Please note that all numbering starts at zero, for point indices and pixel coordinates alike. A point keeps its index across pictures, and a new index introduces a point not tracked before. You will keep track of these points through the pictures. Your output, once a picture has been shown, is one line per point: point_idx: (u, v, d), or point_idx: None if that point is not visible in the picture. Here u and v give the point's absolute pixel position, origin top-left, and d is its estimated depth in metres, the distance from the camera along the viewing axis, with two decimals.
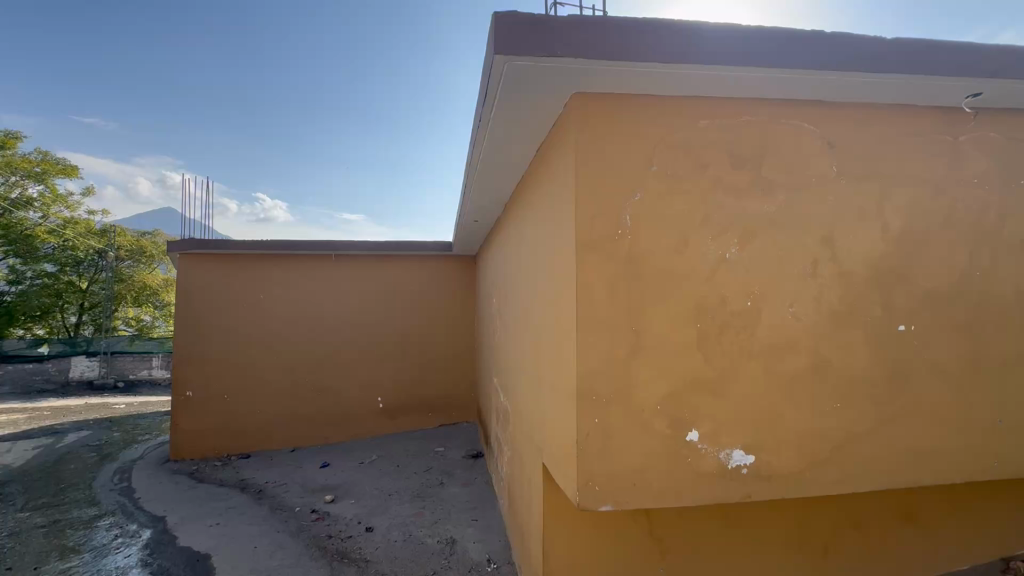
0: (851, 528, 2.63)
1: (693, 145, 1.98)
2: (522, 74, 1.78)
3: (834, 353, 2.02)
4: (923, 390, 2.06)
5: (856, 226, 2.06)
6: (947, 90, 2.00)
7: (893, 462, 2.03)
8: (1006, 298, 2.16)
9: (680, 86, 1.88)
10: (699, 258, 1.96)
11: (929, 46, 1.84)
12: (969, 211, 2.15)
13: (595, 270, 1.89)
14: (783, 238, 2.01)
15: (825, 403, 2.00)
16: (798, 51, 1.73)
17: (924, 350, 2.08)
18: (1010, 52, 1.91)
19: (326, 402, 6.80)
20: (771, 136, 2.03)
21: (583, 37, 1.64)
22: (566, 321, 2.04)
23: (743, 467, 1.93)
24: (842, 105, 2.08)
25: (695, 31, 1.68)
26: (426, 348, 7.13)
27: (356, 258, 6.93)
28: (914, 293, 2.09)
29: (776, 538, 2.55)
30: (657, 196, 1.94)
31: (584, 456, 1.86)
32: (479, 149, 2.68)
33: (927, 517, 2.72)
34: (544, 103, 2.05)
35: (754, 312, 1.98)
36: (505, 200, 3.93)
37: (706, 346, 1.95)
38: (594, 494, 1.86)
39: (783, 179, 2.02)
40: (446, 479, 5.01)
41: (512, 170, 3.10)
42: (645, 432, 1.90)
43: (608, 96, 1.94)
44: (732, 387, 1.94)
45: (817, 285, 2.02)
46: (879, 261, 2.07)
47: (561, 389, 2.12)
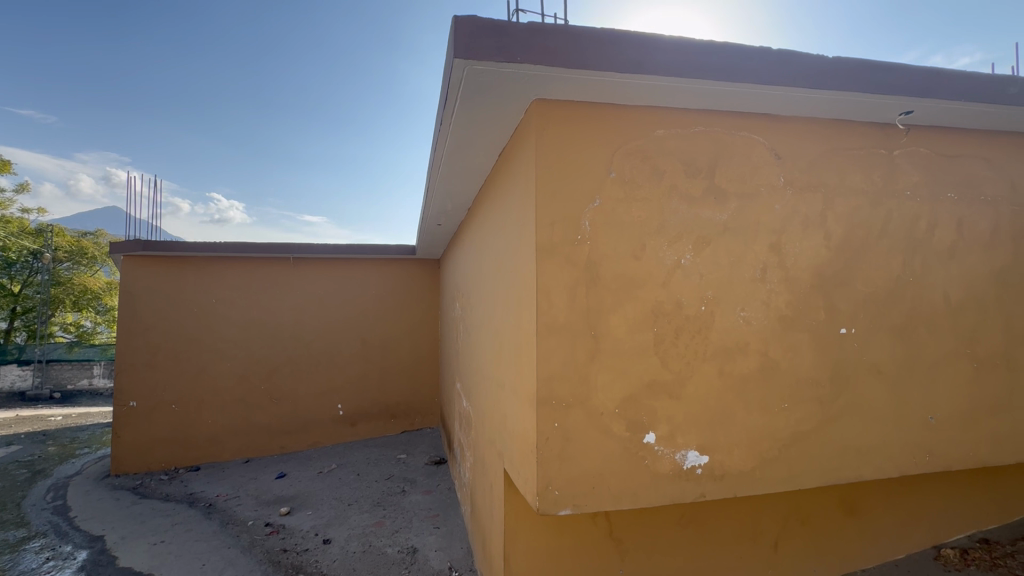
0: (799, 523, 2.75)
1: (651, 153, 2.03)
2: (482, 78, 1.78)
3: (782, 355, 2.10)
4: (862, 389, 2.18)
5: (802, 234, 2.16)
6: (883, 107, 2.13)
7: (836, 458, 2.13)
8: (935, 302, 2.31)
9: (637, 96, 1.93)
10: (656, 263, 2.00)
11: (868, 66, 1.95)
12: (903, 221, 2.29)
13: (555, 275, 1.91)
14: (735, 245, 2.08)
15: (774, 404, 2.08)
16: (747, 65, 1.80)
17: (865, 352, 2.20)
18: (938, 75, 2.05)
19: (282, 410, 6.56)
20: (724, 146, 2.10)
21: (543, 44, 1.65)
22: (526, 326, 2.04)
23: (698, 467, 1.98)
24: (789, 118, 2.18)
25: (653, 43, 1.73)
26: (388, 353, 7.01)
27: (316, 261, 6.74)
28: (854, 298, 2.21)
29: (730, 535, 2.63)
30: (616, 203, 1.98)
31: (544, 460, 1.86)
32: (441, 153, 2.65)
33: (867, 510, 2.87)
34: (505, 108, 2.05)
35: (708, 316, 2.04)
36: (468, 204, 3.91)
37: (662, 349, 1.99)
38: (554, 498, 1.86)
39: (734, 188, 2.10)
40: (408, 487, 4.92)
41: (475, 175, 3.09)
42: (604, 436, 1.92)
43: (569, 103, 1.96)
44: (687, 390, 1.99)
45: (766, 290, 2.11)
46: (823, 268, 2.18)
47: (521, 394, 2.12)
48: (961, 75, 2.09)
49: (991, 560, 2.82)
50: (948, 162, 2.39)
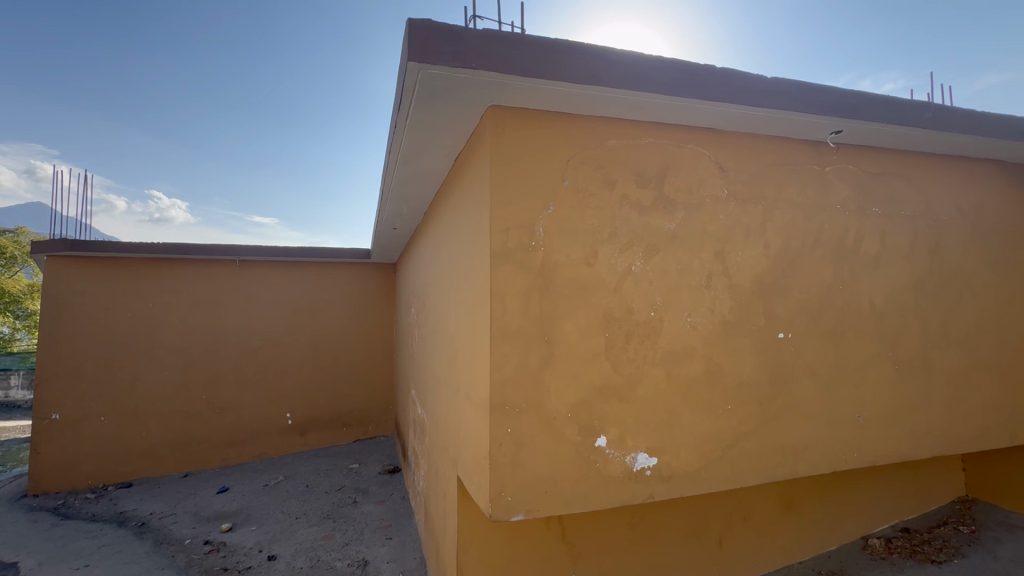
0: (741, 520, 2.88)
1: (603, 162, 2.08)
2: (437, 82, 1.77)
3: (725, 359, 2.20)
4: (798, 390, 2.31)
5: (743, 243, 2.27)
6: (816, 126, 2.28)
7: (775, 456, 2.25)
8: (862, 308, 2.48)
9: (591, 106, 1.98)
10: (608, 270, 2.05)
11: (802, 86, 2.09)
12: (833, 233, 2.46)
13: (509, 280, 1.91)
14: (682, 253, 2.16)
15: (718, 406, 2.16)
16: (693, 81, 1.89)
17: (800, 356, 2.33)
18: (864, 98, 2.22)
19: (225, 420, 6.22)
20: (672, 158, 2.18)
21: (498, 52, 1.67)
22: (480, 332, 2.04)
23: (647, 469, 2.03)
24: (732, 134, 2.30)
25: (605, 56, 1.77)
26: (340, 360, 6.82)
27: (264, 264, 6.47)
28: (791, 304, 2.34)
29: (678, 535, 2.72)
30: (569, 210, 2.02)
31: (497, 466, 1.85)
32: (396, 156, 2.62)
33: (804, 505, 3.04)
34: (460, 113, 2.05)
35: (657, 322, 2.11)
36: (424, 209, 3.87)
37: (614, 354, 2.03)
38: (507, 504, 1.86)
39: (682, 199, 2.18)
40: (359, 497, 4.77)
41: (431, 179, 3.07)
42: (557, 441, 1.94)
43: (524, 111, 1.98)
44: (637, 394, 2.04)
45: (711, 296, 2.20)
46: (763, 275, 2.30)
47: (475, 400, 2.11)
48: (884, 99, 2.26)
49: (911, 547, 3.05)
50: (874, 179, 2.58)
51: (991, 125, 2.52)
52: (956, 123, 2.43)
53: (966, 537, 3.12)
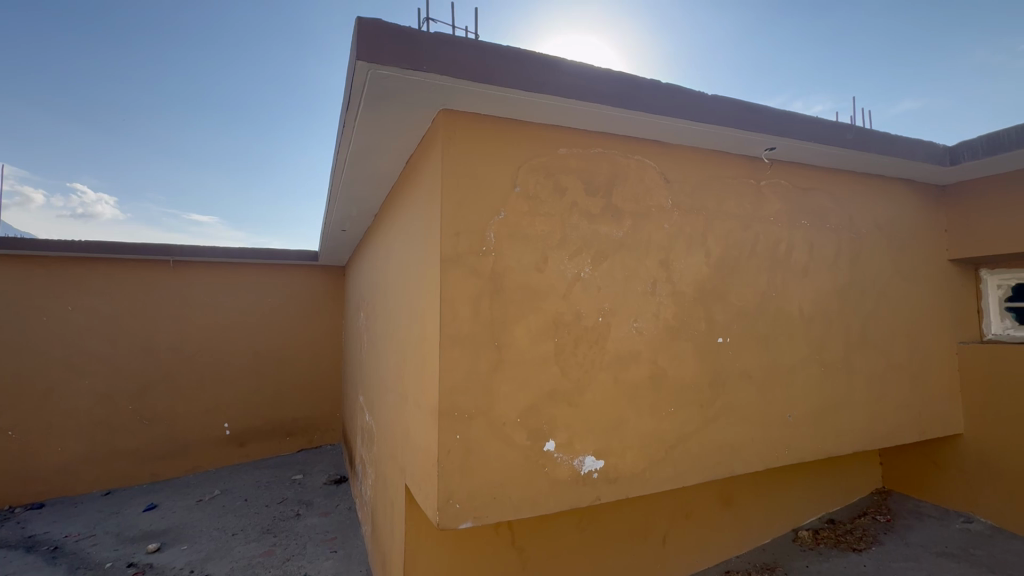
0: (683, 518, 2.99)
1: (554, 170, 2.11)
2: (388, 83, 1.74)
3: (669, 363, 2.28)
4: (736, 393, 2.43)
5: (686, 252, 2.37)
6: (753, 142, 2.42)
7: (714, 456, 2.35)
8: (793, 314, 2.65)
9: (542, 114, 2.01)
10: (557, 276, 2.08)
11: (740, 105, 2.21)
12: (768, 244, 2.61)
13: (460, 285, 1.90)
14: (629, 260, 2.23)
15: (661, 408, 2.24)
16: (640, 95, 1.96)
17: (738, 359, 2.46)
18: (794, 118, 2.38)
19: (155, 432, 5.79)
20: (620, 168, 2.25)
21: (449, 55, 1.66)
22: (430, 338, 2.01)
23: (594, 471, 2.07)
24: (677, 147, 2.40)
25: (556, 66, 1.81)
26: (284, 366, 6.54)
27: (202, 265, 6.10)
28: (729, 310, 2.46)
29: (624, 536, 2.78)
30: (520, 216, 2.03)
31: (445, 473, 1.83)
32: (344, 156, 2.54)
33: (741, 501, 3.20)
34: (411, 115, 2.02)
35: (605, 327, 2.16)
36: (375, 211, 3.78)
37: (563, 359, 2.06)
38: (455, 511, 1.83)
39: (629, 207, 2.25)
40: (303, 510, 4.57)
41: (382, 181, 3.00)
42: (506, 446, 1.94)
43: (476, 116, 1.98)
44: (585, 398, 2.08)
45: (656, 303, 2.28)
46: (704, 282, 2.41)
47: (423, 407, 2.08)
48: (812, 120, 2.44)
49: (835, 537, 3.27)
50: (804, 194, 2.77)
51: (903, 148, 2.77)
52: (874, 145, 2.65)
53: (883, 525, 3.38)
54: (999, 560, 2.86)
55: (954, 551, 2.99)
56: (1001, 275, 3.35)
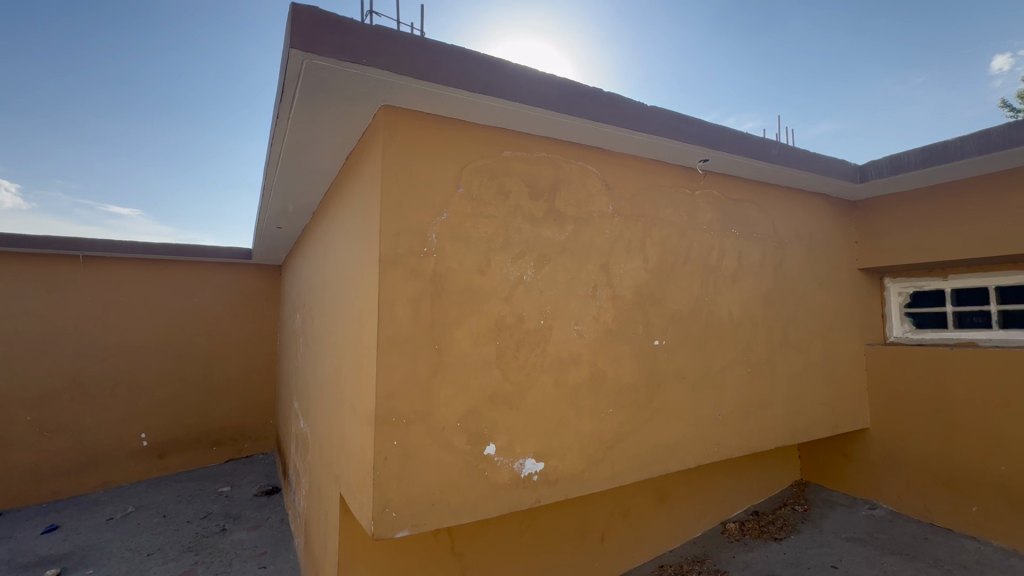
0: (621, 516, 3.07)
1: (497, 173, 2.11)
2: (325, 76, 1.67)
3: (608, 365, 2.33)
4: (670, 393, 2.53)
5: (626, 257, 2.44)
6: (688, 154, 2.53)
7: (650, 455, 2.43)
8: (723, 318, 2.79)
9: (486, 116, 2.01)
10: (499, 279, 2.07)
11: (675, 117, 2.32)
12: (701, 251, 2.74)
13: (399, 287, 1.85)
14: (571, 264, 2.26)
15: (601, 410, 2.29)
16: (582, 102, 2.00)
17: (672, 361, 2.55)
18: (725, 132, 2.52)
19: (57, 445, 5.20)
20: (563, 173, 2.28)
21: (390, 50, 1.62)
22: (367, 342, 1.94)
23: (533, 474, 2.07)
24: (617, 154, 2.47)
25: (499, 69, 1.82)
26: (211, 371, 6.12)
27: (117, 261, 5.58)
28: (665, 314, 2.56)
29: (565, 537, 2.82)
30: (462, 218, 2.01)
31: (381, 481, 1.77)
32: (278, 150, 2.41)
33: (675, 497, 3.33)
34: (350, 111, 1.95)
35: (546, 329, 2.17)
36: (312, 209, 3.62)
37: (504, 362, 2.05)
38: (392, 521, 1.78)
39: (571, 213, 2.28)
40: (230, 524, 4.28)
41: (320, 178, 2.88)
42: (445, 450, 1.90)
43: (418, 115, 1.94)
44: (526, 400, 2.08)
45: (596, 306, 2.32)
46: (643, 287, 2.49)
47: (359, 414, 2.00)
48: (740, 135, 2.60)
49: (759, 528, 3.48)
50: (733, 204, 2.93)
51: (820, 165, 3.00)
52: (795, 160, 2.86)
53: (800, 514, 3.64)
54: (898, 542, 3.15)
55: (861, 536, 3.26)
56: (902, 283, 3.68)
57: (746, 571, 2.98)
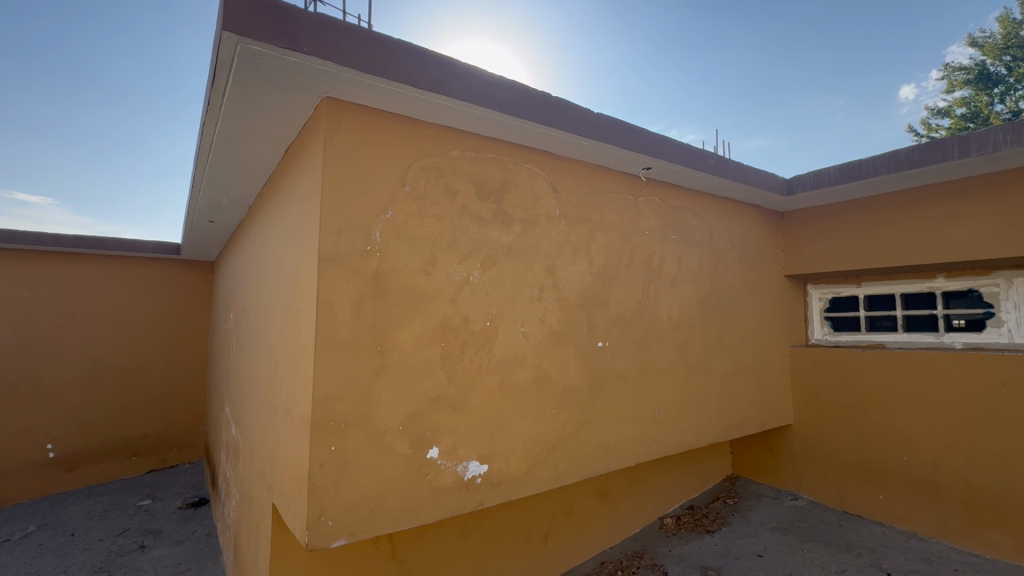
0: (565, 516, 3.12)
1: (444, 172, 2.08)
2: (261, 62, 1.58)
3: (553, 367, 2.36)
4: (613, 394, 2.59)
5: (572, 259, 2.48)
6: (631, 161, 2.61)
7: (592, 454, 2.48)
8: (663, 320, 2.90)
9: (433, 114, 1.98)
10: (444, 279, 2.04)
11: (619, 125, 2.39)
12: (643, 256, 2.84)
13: (340, 286, 1.79)
14: (517, 265, 2.27)
15: (545, 411, 2.31)
16: (530, 105, 2.02)
17: (615, 362, 2.62)
18: (666, 142, 2.63)
19: None
20: (510, 175, 2.29)
21: (332, 40, 1.57)
22: (304, 344, 1.86)
23: (477, 476, 2.06)
24: (565, 159, 2.51)
25: (447, 66, 1.80)
26: (131, 375, 5.64)
27: (21, 254, 5.03)
28: (609, 316, 2.62)
29: (509, 539, 2.83)
30: (408, 217, 1.97)
31: (317, 488, 1.69)
32: (210, 139, 2.26)
33: (616, 495, 3.43)
34: (289, 100, 1.86)
35: (492, 331, 2.16)
36: (249, 203, 3.43)
37: (448, 363, 2.03)
38: (327, 530, 1.71)
39: (519, 214, 2.29)
40: (149, 541, 3.95)
41: (257, 170, 2.73)
42: (386, 455, 1.85)
43: (362, 109, 1.89)
44: (471, 402, 2.06)
45: (542, 308, 2.35)
46: (587, 290, 2.54)
47: (295, 418, 1.91)
48: (680, 145, 2.71)
49: (694, 522, 3.64)
50: (673, 211, 3.06)
51: (752, 178, 3.19)
52: (730, 171, 3.02)
53: (731, 507, 3.84)
54: (817, 530, 3.39)
55: (784, 525, 3.49)
56: (822, 289, 3.99)
57: (681, 563, 3.11)
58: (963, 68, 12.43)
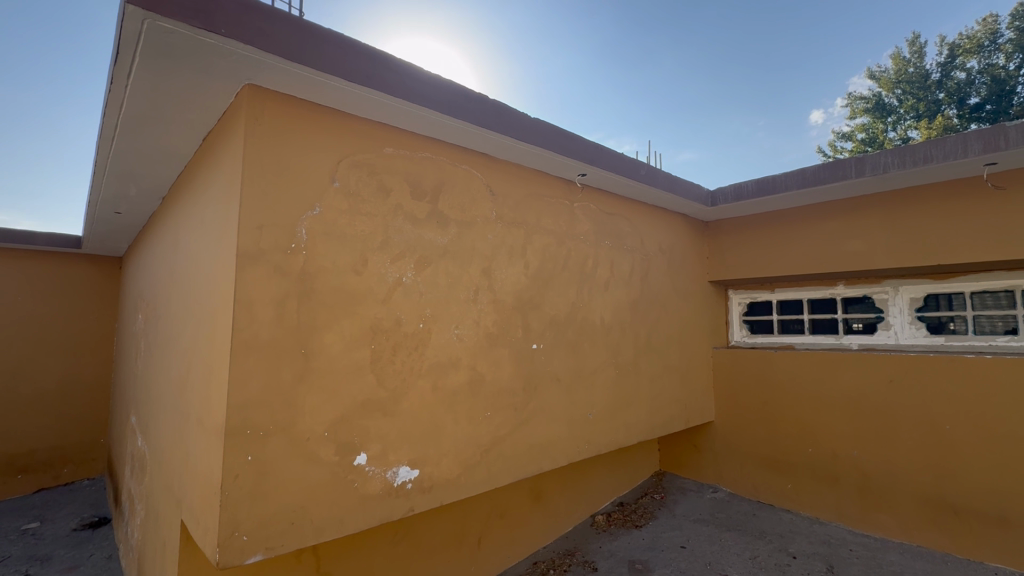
0: (499, 518, 3.12)
1: (378, 169, 2.02)
2: (173, 41, 1.46)
3: (487, 369, 2.36)
4: (546, 395, 2.63)
5: (507, 262, 2.49)
6: (567, 167, 2.67)
7: (525, 455, 2.50)
8: (596, 323, 2.99)
9: (366, 109, 1.92)
10: (376, 280, 1.98)
11: (555, 130, 2.44)
12: (578, 260, 2.91)
13: (261, 285, 1.69)
14: (452, 267, 2.25)
15: (479, 413, 2.30)
16: (467, 106, 2.02)
17: (549, 364, 2.66)
18: (600, 150, 2.72)
19: None
20: (447, 175, 2.27)
21: (255, 24, 1.48)
22: (220, 347, 1.73)
23: (408, 482, 2.01)
24: (502, 162, 2.52)
25: (382, 61, 1.76)
26: (17, 383, 5.00)
27: None
28: (543, 319, 2.66)
29: (442, 545, 2.79)
30: (338, 214, 1.89)
31: (231, 501, 1.58)
32: (114, 122, 2.06)
33: (549, 495, 3.48)
34: (207, 86, 1.74)
35: (425, 333, 2.13)
36: (163, 194, 3.16)
37: (379, 366, 1.96)
38: (241, 545, 1.59)
39: (455, 216, 2.27)
40: (34, 568, 3.51)
41: (169, 159, 2.52)
42: (309, 463, 1.76)
43: (288, 99, 1.79)
44: (402, 407, 2.01)
45: (477, 310, 2.34)
46: (523, 292, 2.56)
47: (208, 427, 1.77)
48: (614, 154, 2.82)
49: (623, 517, 3.77)
50: (607, 217, 3.16)
51: (679, 189, 3.37)
52: (660, 181, 3.17)
53: (657, 501, 4.02)
54: (734, 519, 3.62)
55: (705, 517, 3.69)
56: (741, 295, 4.29)
57: (611, 559, 3.20)
58: (864, 98, 13.87)
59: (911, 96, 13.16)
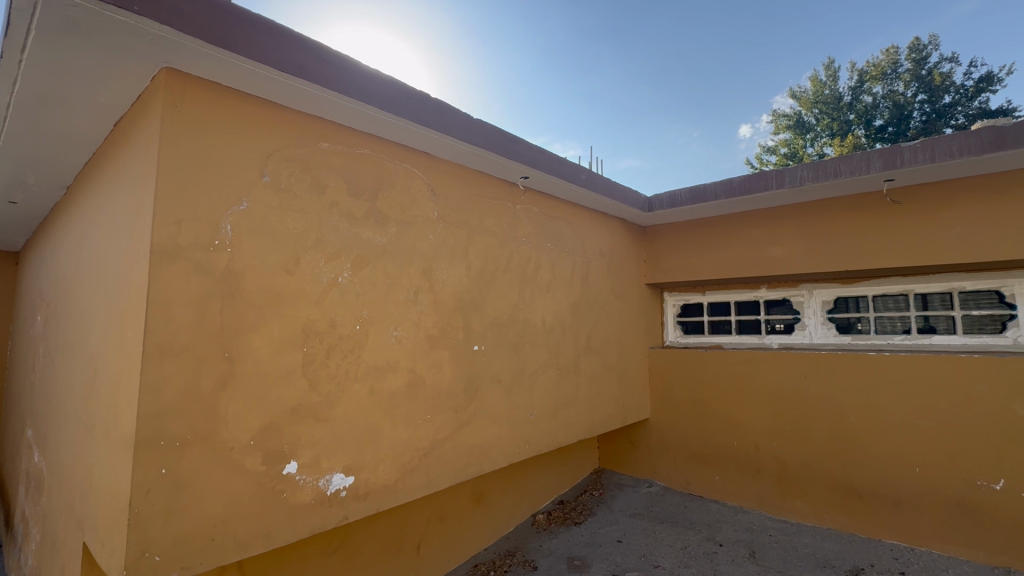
0: (439, 522, 3.08)
1: (311, 164, 1.94)
2: (77, 16, 1.33)
3: (427, 371, 2.32)
4: (487, 396, 2.63)
5: (448, 263, 2.47)
6: (510, 169, 2.69)
7: (465, 457, 2.48)
8: (537, 324, 3.02)
9: (300, 101, 1.84)
10: (309, 279, 1.89)
11: (497, 133, 2.45)
12: (520, 261, 2.93)
13: (178, 284, 1.57)
14: (391, 267, 2.19)
15: (418, 416, 2.25)
16: (408, 103, 1.98)
17: (490, 365, 2.67)
18: (542, 154, 2.76)
19: None
20: (387, 174, 2.21)
21: (174, 4, 1.38)
22: (130, 352, 1.59)
23: (341, 489, 1.94)
24: (444, 161, 2.49)
25: (316, 52, 1.69)
26: None
27: None
28: (485, 320, 2.66)
29: (378, 553, 2.71)
30: (267, 210, 1.79)
31: (140, 520, 1.45)
32: (6, 102, 1.84)
33: (491, 496, 3.48)
34: (119, 67, 1.60)
35: (362, 335, 2.06)
36: (67, 183, 2.86)
37: (311, 370, 1.88)
38: (152, 567, 1.47)
39: (394, 215, 2.22)
40: None
41: (73, 144, 2.28)
42: (232, 474, 1.66)
43: (211, 87, 1.68)
44: (336, 412, 1.94)
45: (417, 311, 2.29)
46: (464, 294, 2.54)
47: (115, 439, 1.62)
48: (555, 158, 2.87)
49: (563, 515, 3.84)
50: (549, 219, 3.21)
51: (618, 194, 3.48)
52: (599, 186, 3.26)
53: (596, 498, 4.12)
54: (667, 512, 3.78)
55: (640, 511, 3.83)
56: (675, 297, 4.49)
57: (550, 557, 3.25)
58: (786, 116, 15.00)
59: (827, 116, 14.38)
